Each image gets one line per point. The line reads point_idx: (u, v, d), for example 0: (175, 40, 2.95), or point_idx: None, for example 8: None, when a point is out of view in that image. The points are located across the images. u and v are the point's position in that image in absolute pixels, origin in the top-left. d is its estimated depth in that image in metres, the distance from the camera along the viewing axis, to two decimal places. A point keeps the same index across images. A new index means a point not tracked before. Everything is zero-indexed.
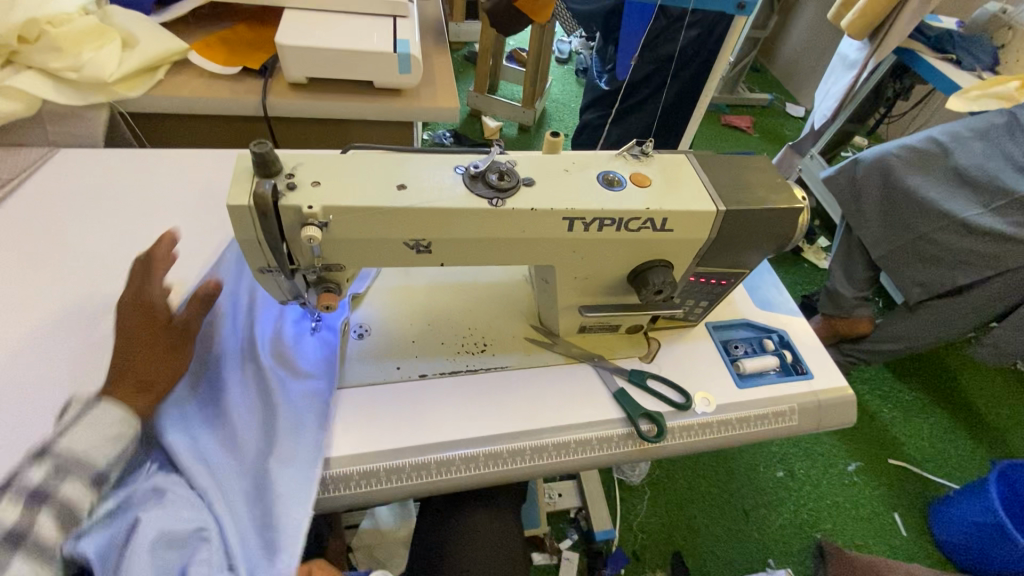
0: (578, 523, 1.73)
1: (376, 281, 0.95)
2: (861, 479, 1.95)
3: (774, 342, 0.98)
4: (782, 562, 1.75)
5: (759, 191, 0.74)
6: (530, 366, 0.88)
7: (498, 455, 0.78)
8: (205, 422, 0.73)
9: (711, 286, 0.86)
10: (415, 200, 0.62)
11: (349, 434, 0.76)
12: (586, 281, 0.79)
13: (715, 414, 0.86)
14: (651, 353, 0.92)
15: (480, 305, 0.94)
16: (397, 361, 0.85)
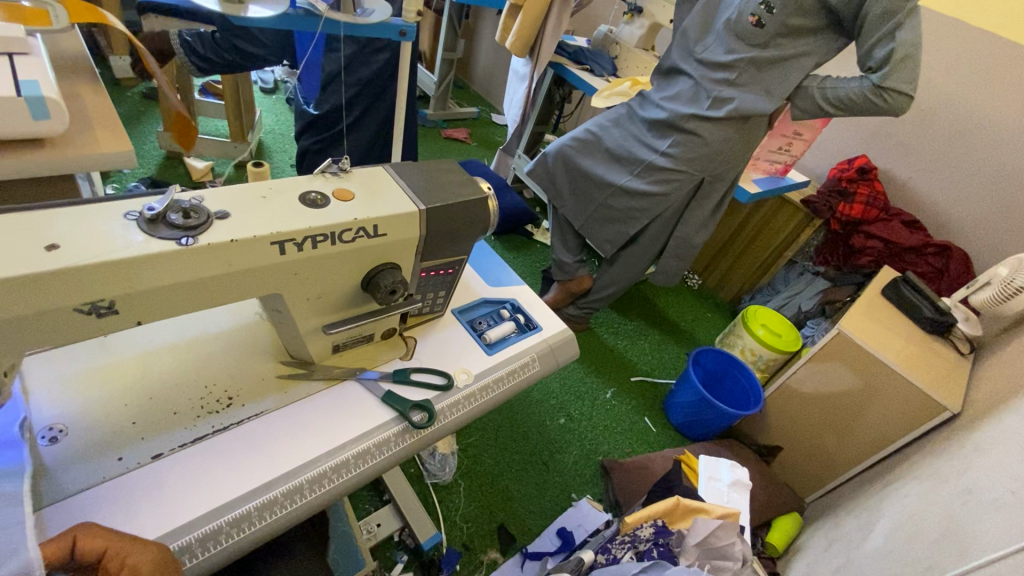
0: (404, 542, 1.73)
1: (62, 370, 0.77)
2: (617, 400, 2.42)
3: (509, 310, 1.16)
4: (582, 492, 2.06)
5: (452, 187, 0.87)
6: (290, 401, 0.85)
7: (275, 501, 0.73)
8: None
9: (440, 276, 0.97)
10: (76, 258, 0.54)
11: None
12: (321, 300, 0.80)
13: (475, 383, 0.99)
14: (409, 351, 0.99)
15: (215, 357, 0.86)
16: (119, 451, 0.72)
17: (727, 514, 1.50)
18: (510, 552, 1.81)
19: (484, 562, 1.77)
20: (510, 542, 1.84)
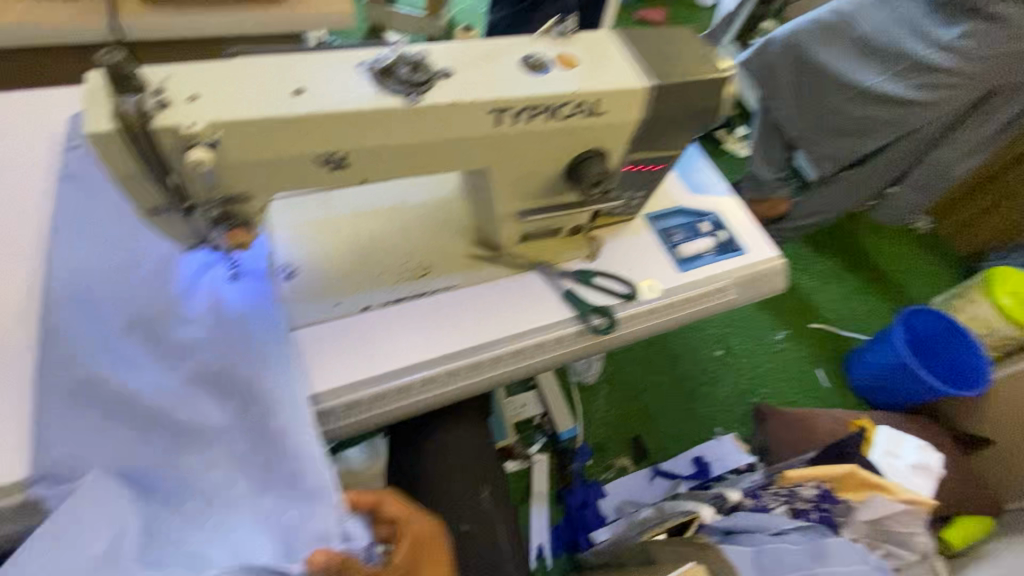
0: (543, 428, 1.79)
1: (293, 216, 0.86)
2: (789, 344, 2.14)
3: (709, 224, 1.00)
4: (728, 428, 1.94)
5: (686, 63, 0.72)
6: (477, 281, 0.85)
7: (458, 371, 0.77)
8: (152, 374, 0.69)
9: (646, 173, 0.84)
10: (317, 107, 0.54)
11: (308, 374, 0.73)
12: (521, 181, 0.75)
13: (661, 298, 0.89)
14: (594, 253, 0.91)
15: (415, 226, 0.88)
16: (335, 298, 0.80)
17: (910, 495, 1.30)
18: (640, 465, 1.83)
19: (614, 466, 1.81)
20: (643, 456, 1.84)
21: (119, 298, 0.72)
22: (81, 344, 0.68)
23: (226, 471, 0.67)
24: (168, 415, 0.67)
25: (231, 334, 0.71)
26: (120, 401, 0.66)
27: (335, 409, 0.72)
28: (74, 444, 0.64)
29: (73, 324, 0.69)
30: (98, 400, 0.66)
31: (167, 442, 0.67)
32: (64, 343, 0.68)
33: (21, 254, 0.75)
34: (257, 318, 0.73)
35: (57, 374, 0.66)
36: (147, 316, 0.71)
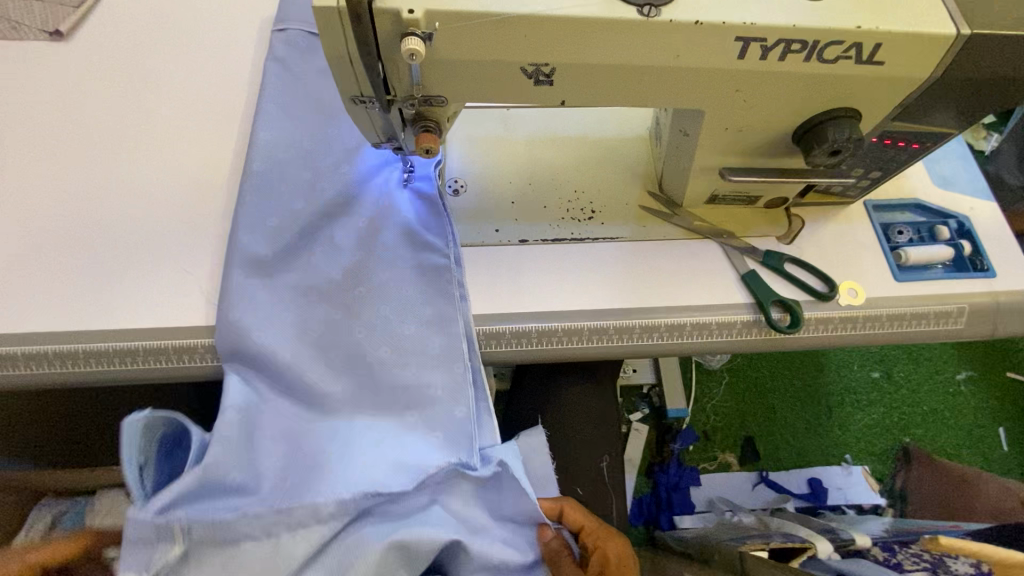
0: (649, 399, 1.64)
1: (469, 130, 0.82)
2: (970, 389, 1.69)
3: (950, 230, 0.79)
4: (860, 459, 1.61)
5: (1020, 8, 0.52)
6: (645, 238, 0.77)
7: (605, 330, 0.71)
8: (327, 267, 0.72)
9: (895, 150, 0.66)
10: (542, 7, 0.47)
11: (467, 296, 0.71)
12: (737, 135, 0.62)
13: (864, 308, 0.73)
14: (791, 234, 0.77)
15: (589, 163, 0.81)
16: (496, 224, 0.76)
17: None
18: (747, 467, 1.60)
19: (717, 459, 1.61)
20: (752, 458, 1.60)
21: (303, 186, 0.75)
22: (271, 225, 0.72)
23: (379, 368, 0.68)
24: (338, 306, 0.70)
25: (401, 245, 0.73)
26: (301, 286, 0.70)
27: (482, 335, 0.70)
28: (253, 315, 0.67)
29: (263, 204, 0.73)
30: (280, 283, 0.70)
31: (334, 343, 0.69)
32: (257, 220, 0.72)
33: (234, 123, 0.82)
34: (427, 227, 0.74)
35: (248, 249, 0.70)
36: (329, 212, 0.74)
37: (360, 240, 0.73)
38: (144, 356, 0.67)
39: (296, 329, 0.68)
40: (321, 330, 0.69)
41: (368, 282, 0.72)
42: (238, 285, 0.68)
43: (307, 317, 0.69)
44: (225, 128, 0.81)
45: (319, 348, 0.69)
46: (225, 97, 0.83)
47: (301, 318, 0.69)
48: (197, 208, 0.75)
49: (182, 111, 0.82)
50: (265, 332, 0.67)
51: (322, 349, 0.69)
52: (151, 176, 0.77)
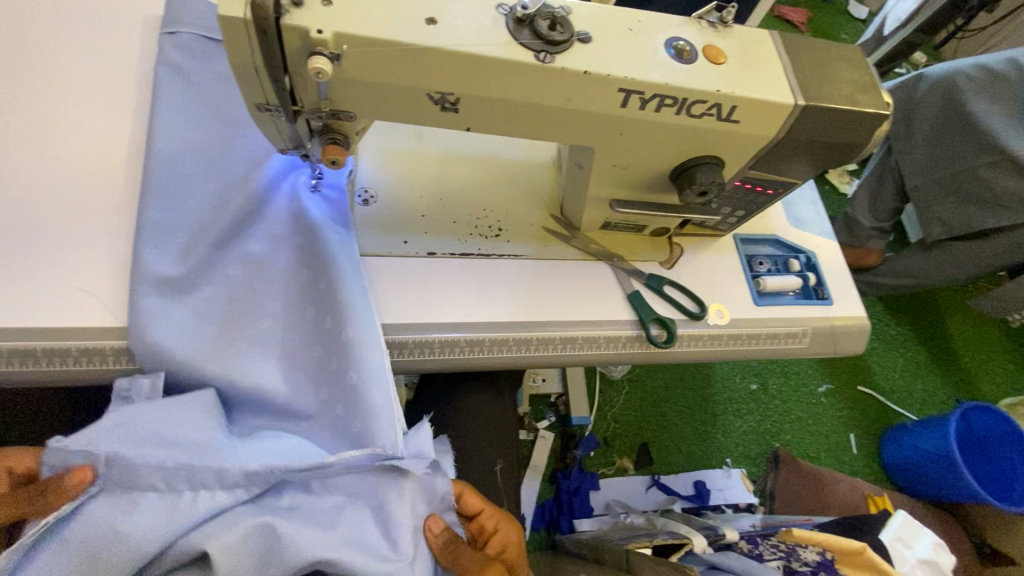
0: (556, 407, 1.72)
1: (382, 143, 0.84)
2: (828, 400, 1.94)
3: (800, 263, 0.93)
4: (738, 462, 1.79)
5: (843, 88, 0.64)
6: (545, 257, 0.82)
7: (504, 342, 0.76)
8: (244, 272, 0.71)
9: (753, 194, 0.77)
10: (446, 41, 0.51)
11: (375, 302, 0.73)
12: (624, 171, 0.70)
13: (727, 328, 0.84)
14: (672, 260, 0.87)
15: (498, 183, 0.85)
16: (405, 235, 0.78)
17: None
18: (642, 471, 1.71)
19: (615, 464, 1.71)
20: (647, 462, 1.73)
21: (208, 195, 0.72)
22: (176, 238, 0.69)
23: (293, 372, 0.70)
24: (252, 319, 0.70)
25: (313, 249, 0.73)
26: (212, 300, 0.69)
27: (385, 344, 0.72)
28: (158, 335, 0.64)
29: (166, 217, 0.69)
30: (192, 298, 0.68)
31: (249, 356, 0.69)
32: (161, 233, 0.68)
33: (127, 114, 0.77)
34: (340, 233, 0.74)
35: (152, 264, 0.66)
36: (238, 220, 0.72)
37: (270, 249, 0.73)
38: (6, 359, 0.62)
39: (207, 346, 0.66)
40: (234, 343, 0.68)
41: (279, 292, 0.72)
42: (143, 305, 0.64)
43: (219, 332, 0.68)
44: (117, 117, 0.77)
45: (230, 363, 0.67)
46: (119, 84, 0.79)
47: (213, 335, 0.67)
48: (75, 199, 0.70)
49: (64, 95, 0.76)
50: (173, 353, 0.64)
51: (235, 365, 0.67)
52: (20, 162, 0.70)
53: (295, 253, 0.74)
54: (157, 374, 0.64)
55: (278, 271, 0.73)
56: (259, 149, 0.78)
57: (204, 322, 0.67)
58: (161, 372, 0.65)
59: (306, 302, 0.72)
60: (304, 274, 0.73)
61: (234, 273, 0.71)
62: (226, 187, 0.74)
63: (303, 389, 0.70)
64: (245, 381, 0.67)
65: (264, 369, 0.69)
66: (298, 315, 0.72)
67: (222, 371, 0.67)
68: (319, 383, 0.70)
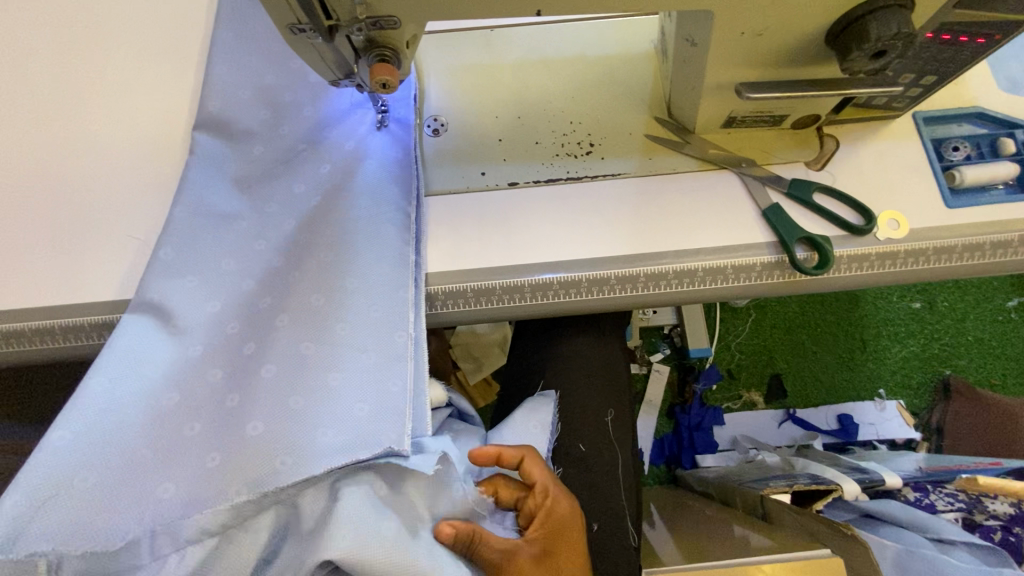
0: (671, 339, 1.54)
1: (447, 58, 0.72)
2: (1022, 317, 1.51)
3: (1017, 143, 0.67)
4: (895, 394, 1.49)
5: None
6: (651, 173, 0.67)
7: (606, 281, 0.64)
8: (280, 214, 0.66)
9: (954, 47, 0.54)
10: None
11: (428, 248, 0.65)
12: (756, 40, 0.52)
13: (906, 242, 0.64)
14: (823, 157, 0.67)
15: (587, 88, 0.70)
16: (481, 165, 0.68)
17: None
18: (774, 405, 1.50)
19: (742, 397, 1.51)
20: (780, 396, 1.50)
21: (262, 135, 0.69)
22: (220, 173, 0.68)
23: (323, 320, 0.60)
24: (281, 266, 0.65)
25: (350, 206, 0.64)
26: (244, 245, 0.65)
27: (471, 291, 0.64)
28: (191, 267, 0.64)
29: (216, 147, 0.68)
30: (219, 231, 0.65)
31: (285, 312, 0.62)
32: (208, 165, 0.67)
33: (190, 68, 0.74)
34: (383, 187, 0.65)
35: (196, 195, 0.66)
36: (286, 160, 0.68)
37: (307, 197, 0.66)
38: None
39: (235, 287, 0.64)
40: (273, 303, 0.63)
41: (313, 249, 0.64)
42: (177, 224, 0.64)
43: (245, 273, 0.65)
44: (183, 72, 0.73)
45: (260, 311, 0.63)
46: (180, 35, 0.75)
47: (244, 280, 0.64)
48: (158, 164, 0.70)
49: (133, 57, 0.74)
50: (193, 280, 0.63)
51: (263, 314, 0.63)
52: (107, 134, 0.71)
53: (329, 206, 0.65)
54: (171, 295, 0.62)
55: (313, 216, 0.65)
56: (316, 85, 0.71)
57: (235, 259, 0.65)
58: (178, 295, 0.62)
59: (359, 273, 0.61)
60: (340, 222, 0.64)
61: (270, 216, 0.66)
62: (280, 128, 0.69)
63: (367, 375, 0.57)
64: (282, 336, 0.61)
65: (301, 326, 0.61)
66: (349, 285, 0.61)
67: (258, 317, 0.63)
68: (385, 366, 0.58)
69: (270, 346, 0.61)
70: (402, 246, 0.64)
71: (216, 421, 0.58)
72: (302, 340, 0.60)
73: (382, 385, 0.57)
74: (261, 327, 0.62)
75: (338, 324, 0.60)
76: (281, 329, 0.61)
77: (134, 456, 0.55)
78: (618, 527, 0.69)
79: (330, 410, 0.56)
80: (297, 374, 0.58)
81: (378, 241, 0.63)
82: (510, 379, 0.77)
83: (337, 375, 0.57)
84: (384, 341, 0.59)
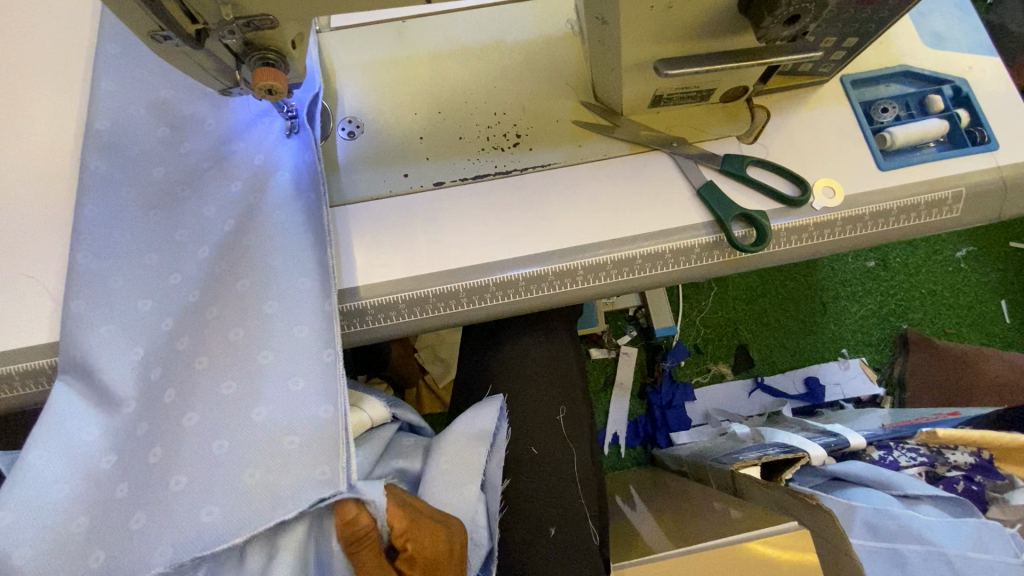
0: (637, 320, 1.53)
1: (359, 54, 0.67)
2: (970, 266, 1.55)
3: (944, 99, 0.66)
4: (857, 352, 1.52)
5: None
6: (582, 160, 0.65)
7: (544, 278, 0.61)
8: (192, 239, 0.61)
9: (871, 6, 0.52)
10: None
11: (353, 260, 0.61)
12: (667, 14, 0.49)
13: (842, 209, 0.63)
14: (755, 130, 0.65)
15: (509, 76, 0.67)
16: (404, 167, 0.64)
17: None
18: (742, 376, 1.51)
19: (710, 371, 1.51)
20: (747, 366, 1.51)
21: (162, 155, 0.63)
22: (122, 200, 0.61)
23: (242, 349, 0.56)
24: (198, 298, 0.59)
25: (264, 222, 0.60)
26: (156, 281, 0.59)
27: (403, 302, 0.61)
28: (96, 310, 0.57)
29: (116, 172, 0.62)
30: (127, 266, 0.59)
31: (203, 350, 0.56)
32: (105, 195, 0.61)
33: (76, 86, 0.67)
34: (299, 196, 0.61)
35: (90, 229, 0.60)
36: (190, 179, 0.62)
37: (218, 220, 0.61)
38: (22, 382, 0.59)
39: (152, 327, 0.58)
40: (190, 343, 0.57)
41: (229, 273, 0.59)
42: (83, 270, 0.59)
43: (170, 312, 0.59)
44: (66, 92, 0.67)
45: (179, 353, 0.57)
46: (61, 51, 0.68)
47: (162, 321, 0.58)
48: (47, 196, 0.63)
49: (12, 81, 0.67)
50: (118, 329, 0.58)
51: (188, 354, 0.57)
52: None
53: (241, 224, 0.60)
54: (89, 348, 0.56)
55: (226, 236, 0.60)
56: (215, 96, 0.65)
57: (147, 294, 0.59)
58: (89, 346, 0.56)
59: (280, 295, 0.57)
60: (255, 240, 0.59)
61: (179, 243, 0.60)
62: (178, 146, 0.63)
63: (295, 403, 0.53)
64: (198, 377, 0.55)
65: (222, 361, 0.55)
66: (268, 310, 0.57)
67: (178, 360, 0.57)
68: (314, 390, 0.54)
69: (189, 392, 0.55)
70: (323, 256, 0.58)
71: (144, 484, 0.52)
72: (223, 376, 0.55)
73: (304, 409, 0.53)
74: (177, 369, 0.56)
75: (259, 351, 0.55)
76: (199, 371, 0.56)
77: (66, 526, 0.51)
78: (580, 528, 0.66)
79: (258, 447, 0.52)
80: (220, 414, 0.53)
81: (295, 254, 0.58)
82: (461, 386, 0.74)
83: (264, 411, 0.53)
84: (304, 358, 0.55)
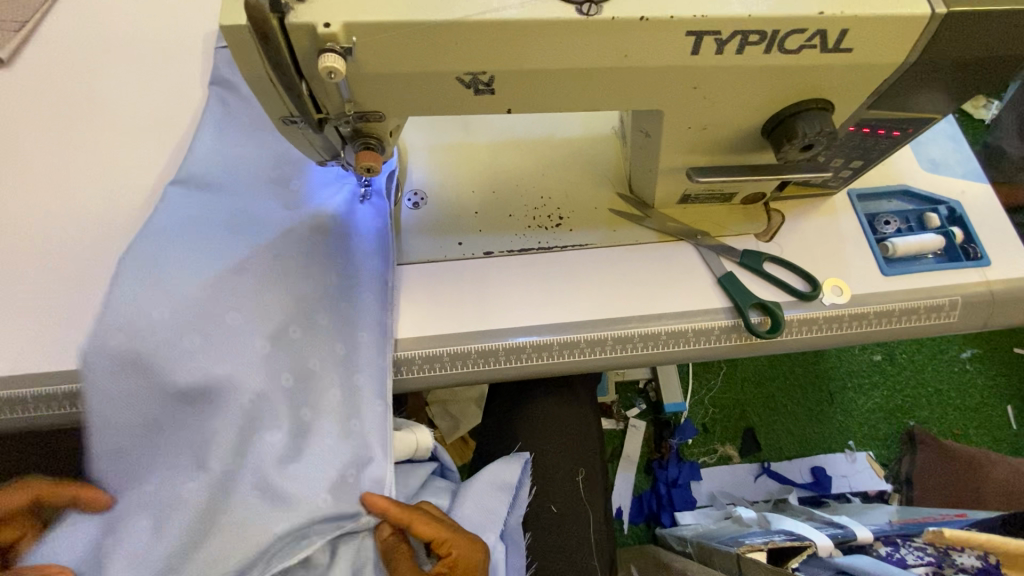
0: (647, 393, 1.56)
1: (429, 138, 0.78)
2: (975, 368, 1.59)
3: (940, 218, 0.75)
4: (864, 446, 1.53)
5: None
6: (616, 243, 0.73)
7: (576, 344, 0.68)
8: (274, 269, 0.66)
9: (875, 138, 0.62)
10: (470, 10, 0.43)
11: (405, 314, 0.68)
12: (702, 132, 0.58)
13: (849, 307, 0.69)
14: (771, 230, 0.73)
15: (556, 167, 0.77)
16: (459, 236, 0.73)
17: None
18: (749, 459, 1.52)
19: (717, 452, 1.52)
20: (754, 450, 1.52)
21: (249, 201, 0.70)
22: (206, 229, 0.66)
23: (319, 379, 0.64)
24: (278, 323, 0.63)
25: (339, 273, 0.69)
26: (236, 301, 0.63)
27: (447, 355, 0.67)
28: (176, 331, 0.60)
29: (203, 213, 0.68)
30: (207, 288, 0.63)
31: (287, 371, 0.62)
32: (187, 225, 0.66)
33: (182, 145, 0.78)
34: (368, 257, 0.70)
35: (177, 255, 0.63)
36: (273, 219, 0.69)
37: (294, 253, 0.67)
38: None
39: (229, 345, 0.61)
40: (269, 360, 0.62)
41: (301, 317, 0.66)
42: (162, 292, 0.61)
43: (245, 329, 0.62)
44: (172, 149, 0.77)
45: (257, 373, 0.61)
46: (173, 115, 0.79)
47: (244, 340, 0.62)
48: None
49: (128, 136, 0.78)
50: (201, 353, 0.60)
51: (264, 370, 0.61)
52: (97, 207, 0.73)
53: (316, 269, 0.67)
54: (164, 383, 0.59)
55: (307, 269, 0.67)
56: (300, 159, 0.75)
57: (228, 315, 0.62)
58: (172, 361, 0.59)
59: (349, 336, 0.66)
60: (334, 282, 0.68)
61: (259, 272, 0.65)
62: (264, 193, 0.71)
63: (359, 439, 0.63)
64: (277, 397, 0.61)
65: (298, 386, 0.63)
66: (341, 349, 0.65)
67: (254, 376, 0.61)
68: (374, 431, 0.63)
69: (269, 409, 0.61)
70: (384, 309, 0.68)
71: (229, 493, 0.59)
72: (300, 402, 0.62)
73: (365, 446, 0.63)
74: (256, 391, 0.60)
75: (333, 384, 0.64)
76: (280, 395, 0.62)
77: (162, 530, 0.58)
78: None
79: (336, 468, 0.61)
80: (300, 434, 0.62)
81: (366, 304, 0.68)
82: (486, 441, 0.79)
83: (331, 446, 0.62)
84: (364, 402, 0.64)
